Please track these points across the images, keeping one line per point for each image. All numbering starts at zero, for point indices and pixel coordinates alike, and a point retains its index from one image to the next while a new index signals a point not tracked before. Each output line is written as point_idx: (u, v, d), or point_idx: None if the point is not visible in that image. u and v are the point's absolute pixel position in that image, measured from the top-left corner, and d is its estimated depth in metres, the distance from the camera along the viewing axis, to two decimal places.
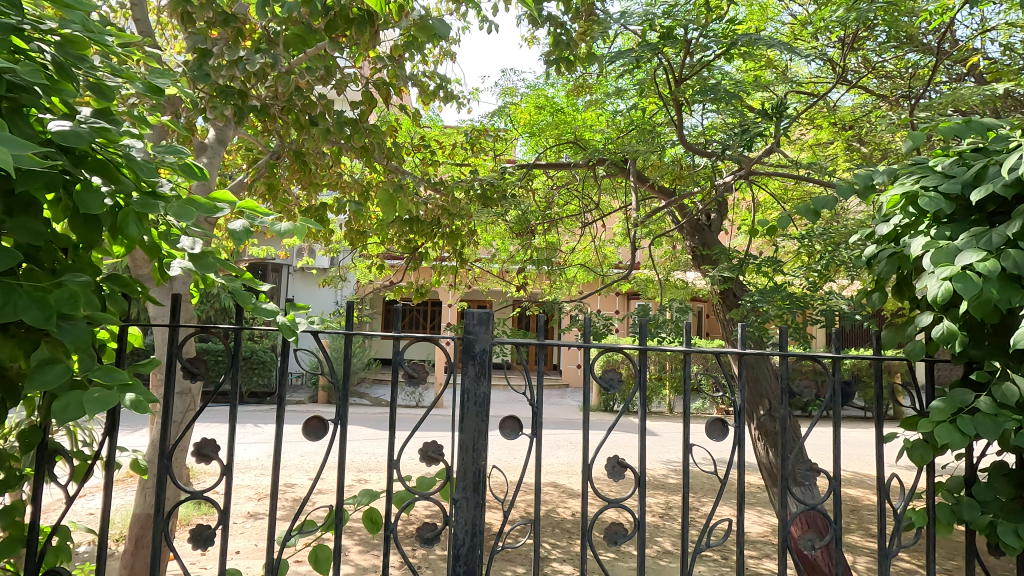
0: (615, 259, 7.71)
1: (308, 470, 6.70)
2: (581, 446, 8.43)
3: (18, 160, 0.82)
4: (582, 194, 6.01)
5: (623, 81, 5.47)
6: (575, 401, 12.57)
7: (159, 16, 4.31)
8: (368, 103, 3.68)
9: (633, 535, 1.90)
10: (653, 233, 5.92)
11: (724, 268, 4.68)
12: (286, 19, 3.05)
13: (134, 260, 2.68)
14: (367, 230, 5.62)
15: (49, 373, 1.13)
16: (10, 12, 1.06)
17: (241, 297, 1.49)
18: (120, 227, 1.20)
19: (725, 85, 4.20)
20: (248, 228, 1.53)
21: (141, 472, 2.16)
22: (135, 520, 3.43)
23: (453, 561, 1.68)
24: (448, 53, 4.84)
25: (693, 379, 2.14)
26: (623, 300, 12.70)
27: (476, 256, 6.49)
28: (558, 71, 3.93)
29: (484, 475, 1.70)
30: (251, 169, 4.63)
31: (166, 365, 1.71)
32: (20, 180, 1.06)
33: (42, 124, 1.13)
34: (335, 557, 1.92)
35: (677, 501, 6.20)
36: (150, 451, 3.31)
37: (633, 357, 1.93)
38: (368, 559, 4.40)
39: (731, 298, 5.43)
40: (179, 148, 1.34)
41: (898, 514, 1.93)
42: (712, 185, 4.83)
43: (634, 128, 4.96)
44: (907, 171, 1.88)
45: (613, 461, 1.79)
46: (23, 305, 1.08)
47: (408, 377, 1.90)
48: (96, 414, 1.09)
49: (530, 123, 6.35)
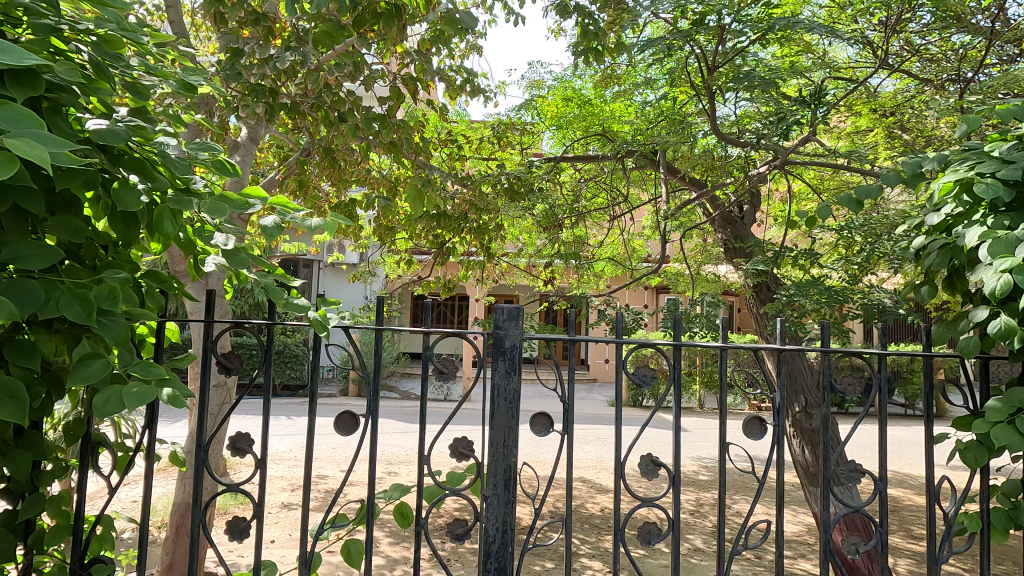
0: (644, 253, 7.60)
1: (340, 462, 6.82)
2: (610, 442, 8.37)
3: (56, 159, 0.82)
4: (610, 187, 5.93)
5: (652, 71, 5.37)
6: (603, 396, 12.50)
7: (193, 18, 4.41)
8: (396, 98, 3.68)
9: (667, 536, 1.86)
10: (683, 226, 5.80)
11: (758, 261, 4.55)
12: (315, 16, 3.08)
13: (171, 257, 2.75)
14: (395, 225, 5.66)
15: (90, 368, 1.14)
16: (49, 13, 1.07)
17: (273, 293, 1.49)
18: (156, 224, 1.22)
19: (760, 72, 4.07)
20: (280, 224, 1.53)
21: (179, 463, 2.20)
22: (176, 509, 3.54)
23: (484, 557, 1.67)
24: (475, 47, 4.83)
25: (729, 375, 2.07)
26: (653, 294, 12.56)
27: (504, 251, 6.49)
28: (586, 62, 3.86)
29: (515, 472, 1.68)
30: (282, 166, 4.70)
31: (202, 358, 1.72)
32: (60, 178, 1.08)
33: (80, 124, 1.15)
34: (368, 551, 1.92)
35: (708, 498, 6.11)
36: (188, 442, 3.40)
37: (667, 353, 1.88)
38: (398, 551, 4.46)
39: (765, 291, 5.29)
40: (212, 144, 1.34)
41: (948, 518, 1.84)
42: (746, 176, 4.71)
43: (664, 118, 4.86)
44: (960, 158, 1.79)
45: (646, 459, 1.74)
46: (65, 302, 1.10)
47: (438, 372, 1.88)
48: (136, 409, 1.10)
49: (558, 116, 6.29)
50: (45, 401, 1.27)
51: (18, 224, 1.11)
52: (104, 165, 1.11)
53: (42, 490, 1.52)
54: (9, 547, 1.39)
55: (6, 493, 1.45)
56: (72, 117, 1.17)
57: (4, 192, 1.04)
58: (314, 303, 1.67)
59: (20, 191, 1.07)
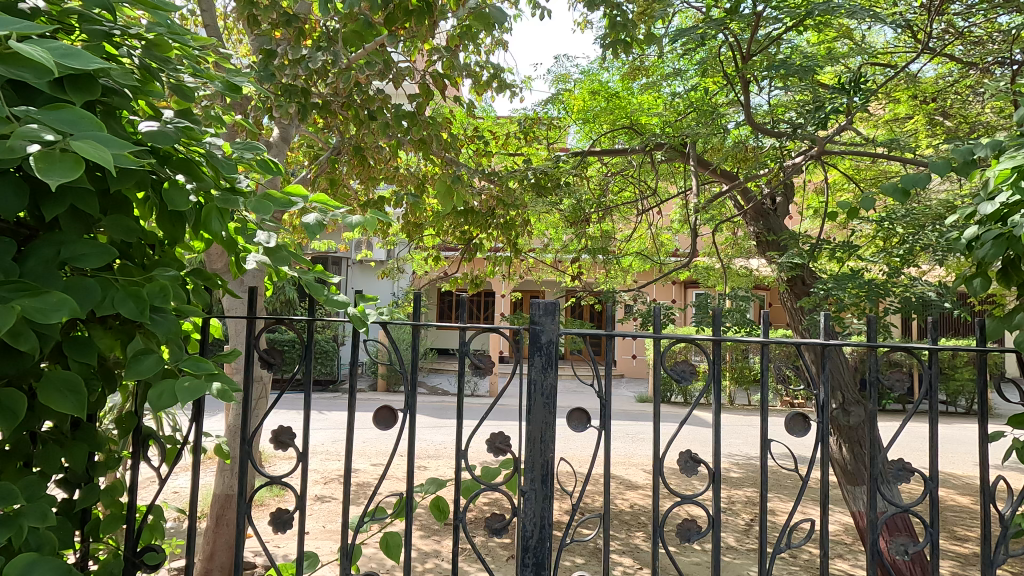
0: (673, 247, 7.50)
1: (371, 457, 6.93)
2: (639, 438, 8.30)
3: (117, 161, 0.84)
4: (638, 181, 5.86)
5: (681, 62, 5.28)
6: (631, 392, 12.39)
7: (227, 22, 4.51)
8: (425, 95, 3.69)
9: (707, 534, 1.83)
10: (714, 219, 5.70)
11: (793, 254, 4.44)
12: (346, 16, 3.11)
13: (210, 256, 2.83)
14: (423, 222, 5.70)
15: (143, 363, 1.18)
16: (102, 20, 1.10)
17: (313, 290, 1.52)
18: (204, 223, 1.25)
19: (795, 59, 3.96)
20: (320, 221, 1.55)
21: (224, 456, 2.26)
22: (216, 500, 3.65)
23: (522, 552, 1.68)
24: (501, 42, 4.83)
25: (771, 371, 2.02)
26: (681, 289, 12.41)
27: (531, 246, 6.48)
28: (615, 54, 3.80)
29: (552, 467, 1.67)
30: (313, 165, 4.78)
31: (244, 353, 1.76)
32: (115, 179, 1.11)
33: (132, 126, 1.18)
34: (406, 544, 1.95)
35: (741, 496, 6.01)
36: (228, 435, 3.51)
37: (707, 348, 1.84)
38: (430, 544, 4.51)
39: (800, 285, 5.16)
40: (256, 144, 1.36)
41: (1004, 520, 1.76)
42: (780, 167, 4.59)
43: (693, 110, 4.77)
44: (1017, 143, 1.71)
45: (685, 455, 1.71)
46: (119, 299, 1.13)
47: (474, 368, 1.88)
48: (187, 403, 1.13)
49: (584, 110, 6.24)
50: (99, 394, 1.31)
51: (75, 225, 1.15)
52: (155, 166, 1.13)
53: (97, 479, 1.57)
54: (68, 534, 1.45)
55: (64, 482, 1.51)
56: (124, 121, 1.20)
57: (63, 193, 1.08)
58: (352, 299, 1.69)
59: (77, 193, 1.10)
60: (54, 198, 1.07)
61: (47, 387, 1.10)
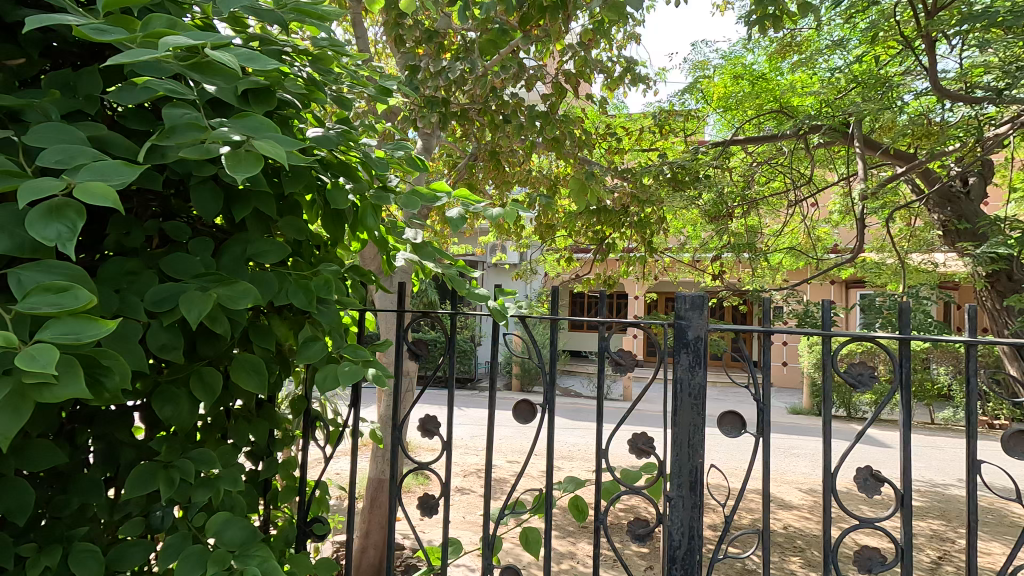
0: (832, 242, 6.72)
1: (507, 453, 7.12)
2: (792, 454, 7.54)
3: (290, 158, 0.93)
4: (789, 169, 5.34)
5: (841, 33, 4.71)
6: (782, 403, 11.33)
7: (378, 46, 4.95)
8: (558, 95, 3.70)
9: (894, 566, 1.56)
10: (885, 207, 4.98)
11: (996, 244, 3.72)
12: (482, 24, 3.23)
13: (365, 257, 3.10)
14: (556, 223, 5.74)
15: (311, 349, 1.29)
16: (277, 40, 1.23)
17: (456, 283, 1.56)
18: (361, 220, 1.33)
19: (995, 10, 3.32)
20: (462, 215, 1.59)
21: (378, 441, 2.44)
22: (371, 482, 3.98)
23: (669, 563, 1.57)
24: (635, 35, 4.69)
25: (978, 379, 1.67)
26: (842, 289, 11.08)
27: (667, 244, 6.21)
28: (762, 31, 3.49)
29: (701, 475, 1.55)
30: (453, 172, 5.05)
31: (394, 344, 1.87)
32: (288, 183, 1.23)
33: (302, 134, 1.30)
34: (545, 541, 1.93)
35: (925, 528, 5.16)
36: (381, 423, 3.81)
37: (891, 349, 1.57)
38: (566, 545, 4.49)
39: (1004, 282, 4.31)
40: (405, 143, 1.44)
41: None
42: (975, 141, 3.87)
43: (858, 84, 4.21)
44: None
45: (864, 472, 1.48)
46: (292, 291, 1.26)
47: (615, 365, 1.81)
48: (347, 386, 1.21)
49: (725, 97, 5.84)
50: (277, 377, 1.47)
51: (258, 225, 1.30)
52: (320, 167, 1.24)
53: (276, 454, 1.77)
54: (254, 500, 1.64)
55: (252, 455, 1.72)
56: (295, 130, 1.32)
57: (248, 197, 1.24)
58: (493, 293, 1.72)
59: (259, 197, 1.25)
60: (241, 201, 1.22)
61: (237, 367, 1.27)
